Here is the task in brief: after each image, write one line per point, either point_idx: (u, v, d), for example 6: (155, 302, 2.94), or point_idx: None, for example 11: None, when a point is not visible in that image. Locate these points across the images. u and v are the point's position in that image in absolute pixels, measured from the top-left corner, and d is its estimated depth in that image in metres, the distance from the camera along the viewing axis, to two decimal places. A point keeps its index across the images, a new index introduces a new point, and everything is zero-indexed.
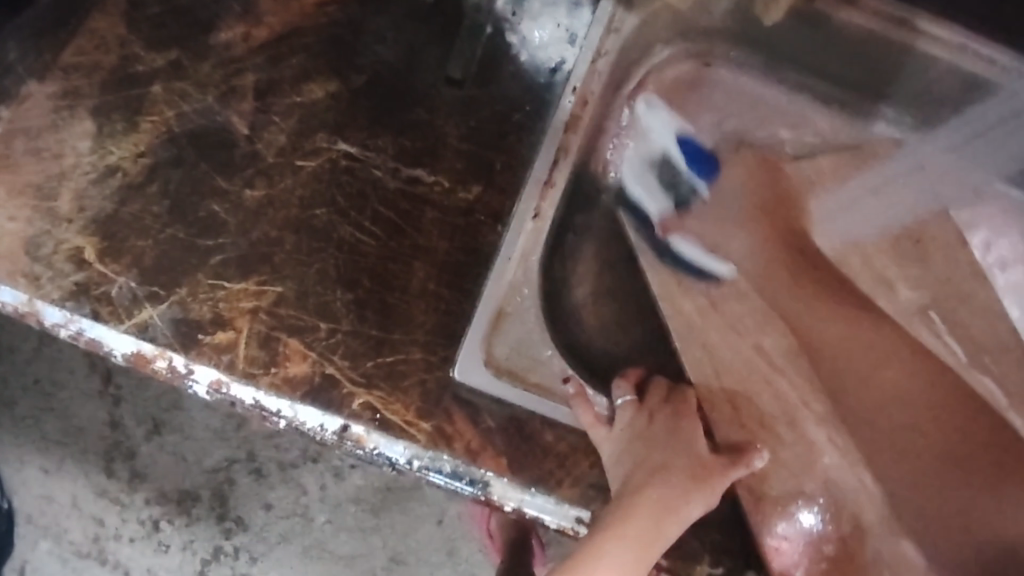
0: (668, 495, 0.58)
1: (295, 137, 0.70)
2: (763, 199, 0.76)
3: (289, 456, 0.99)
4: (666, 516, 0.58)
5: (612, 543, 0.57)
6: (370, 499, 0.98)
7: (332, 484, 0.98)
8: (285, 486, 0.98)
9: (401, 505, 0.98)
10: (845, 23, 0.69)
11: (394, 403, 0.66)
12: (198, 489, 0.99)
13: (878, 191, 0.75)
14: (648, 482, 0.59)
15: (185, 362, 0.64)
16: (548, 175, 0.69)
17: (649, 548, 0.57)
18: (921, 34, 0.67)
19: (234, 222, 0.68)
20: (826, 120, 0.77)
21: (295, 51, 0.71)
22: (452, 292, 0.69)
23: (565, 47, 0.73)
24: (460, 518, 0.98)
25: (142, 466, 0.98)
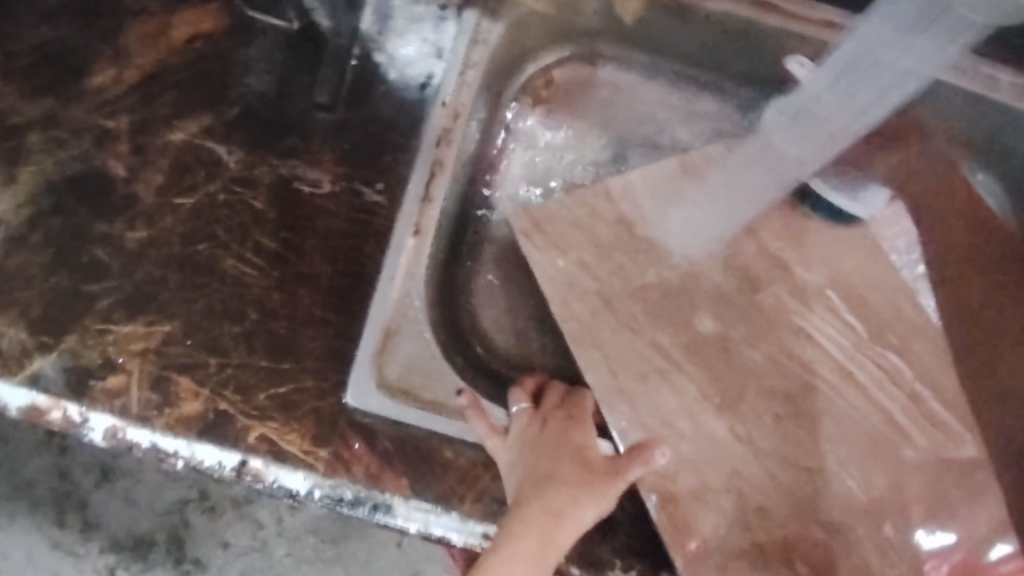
0: (558, 501, 0.56)
1: (172, 175, 0.70)
2: (656, 193, 0.73)
3: (241, 494, 1.09)
4: (555, 524, 0.56)
5: (504, 561, 0.54)
6: (329, 529, 1.09)
7: (288, 517, 1.09)
8: (242, 521, 1.09)
9: (361, 532, 1.09)
10: (715, 11, 0.72)
11: (290, 433, 0.63)
12: (154, 533, 1.08)
13: (755, 162, 0.76)
14: (535, 493, 0.57)
15: (80, 411, 0.63)
16: (424, 191, 0.69)
17: (543, 559, 0.55)
18: (772, 9, 0.72)
19: (118, 264, 0.67)
20: (706, 107, 0.82)
21: (166, 88, 0.72)
22: (339, 316, 0.68)
23: (433, 61, 0.72)
24: (423, 544, 1.09)
25: (94, 516, 1.07)
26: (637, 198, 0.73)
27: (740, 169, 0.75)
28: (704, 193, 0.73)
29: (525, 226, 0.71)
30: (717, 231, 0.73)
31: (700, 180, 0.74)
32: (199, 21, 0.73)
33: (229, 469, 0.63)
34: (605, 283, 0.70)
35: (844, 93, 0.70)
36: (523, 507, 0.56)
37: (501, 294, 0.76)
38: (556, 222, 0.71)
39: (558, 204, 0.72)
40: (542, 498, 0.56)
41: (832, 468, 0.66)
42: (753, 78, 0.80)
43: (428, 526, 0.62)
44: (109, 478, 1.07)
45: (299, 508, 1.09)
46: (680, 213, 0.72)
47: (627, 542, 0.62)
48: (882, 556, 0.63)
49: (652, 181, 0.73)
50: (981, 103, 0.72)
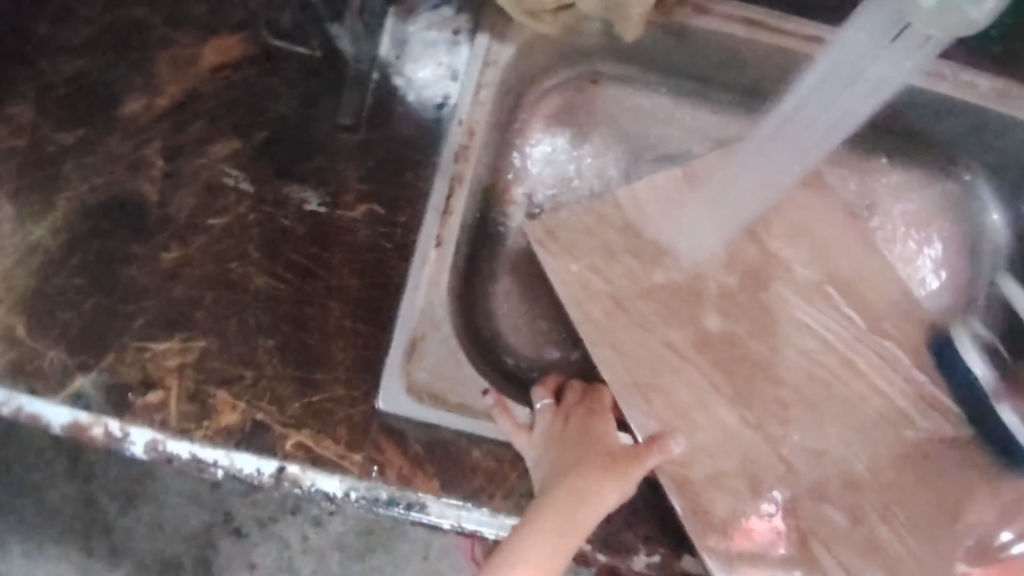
0: (584, 484, 0.60)
1: (204, 198, 0.73)
2: (664, 199, 0.76)
3: (266, 512, 1.11)
4: (583, 505, 0.59)
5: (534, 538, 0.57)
6: (354, 544, 1.11)
7: (313, 533, 1.11)
8: (267, 541, 1.11)
9: (387, 545, 1.12)
10: (701, 29, 0.77)
11: (324, 440, 0.67)
12: (180, 557, 1.10)
13: (739, 174, 0.77)
14: (562, 479, 0.60)
15: (121, 426, 0.65)
16: (444, 204, 0.72)
17: (571, 536, 0.57)
18: (761, 27, 0.76)
19: (155, 285, 0.71)
20: (705, 117, 0.87)
21: (198, 115, 0.75)
22: (368, 326, 0.71)
23: (448, 82, 0.76)
24: (447, 554, 1.12)
25: (120, 541, 1.09)
26: (643, 207, 0.76)
27: (732, 178, 0.77)
28: (712, 198, 0.76)
29: (539, 234, 0.75)
30: (724, 232, 0.76)
31: (700, 189, 0.77)
32: (225, 51, 0.77)
33: (268, 476, 0.65)
34: (619, 285, 0.74)
35: (832, 97, 0.69)
36: (551, 492, 0.59)
37: (519, 300, 0.79)
38: (567, 229, 0.75)
39: (568, 213, 0.76)
40: (569, 483, 0.60)
41: (839, 452, 0.69)
42: (757, 91, 0.84)
43: (460, 522, 0.65)
44: (134, 503, 1.09)
45: (325, 525, 1.11)
46: (687, 217, 0.76)
47: (651, 529, 0.64)
48: (891, 529, 0.65)
49: (657, 189, 0.77)
50: (958, 103, 0.77)
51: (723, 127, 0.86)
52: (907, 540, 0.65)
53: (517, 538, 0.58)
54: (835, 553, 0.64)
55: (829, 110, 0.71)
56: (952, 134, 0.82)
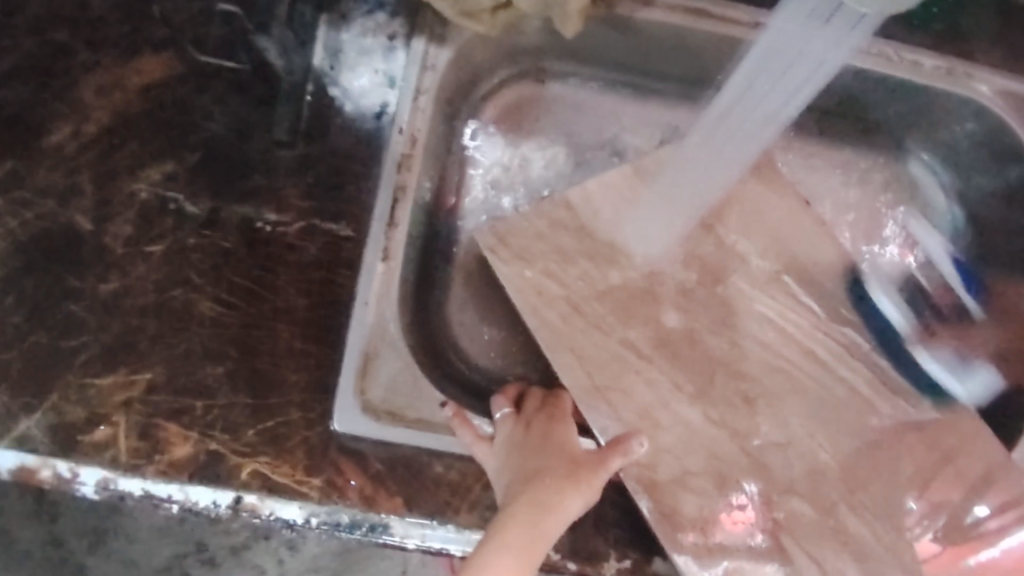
0: (547, 493, 0.58)
1: (140, 225, 0.70)
2: (614, 198, 0.74)
3: (237, 541, 1.09)
4: (546, 514, 0.57)
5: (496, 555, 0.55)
6: (331, 564, 1.11)
7: (288, 557, 1.10)
8: (242, 570, 1.09)
9: (362, 563, 1.12)
10: (647, 21, 0.76)
11: (282, 466, 0.65)
12: None
13: (687, 166, 0.76)
14: (524, 488, 0.59)
15: (69, 467, 0.64)
16: (390, 216, 0.72)
17: (534, 551, 0.56)
18: (704, 15, 0.75)
19: (94, 318, 0.67)
20: (644, 111, 0.86)
21: (126, 139, 0.71)
22: (320, 346, 0.69)
23: (386, 90, 0.74)
24: (426, 568, 1.11)
25: None
26: (595, 204, 0.74)
27: (681, 169, 0.76)
28: (663, 193, 0.75)
29: (489, 242, 0.73)
30: (677, 227, 0.74)
31: (649, 186, 0.75)
32: (152, 71, 0.73)
33: (225, 507, 0.64)
34: (574, 288, 0.72)
35: (774, 79, 0.69)
36: (513, 502, 0.58)
37: (472, 308, 0.79)
38: (519, 235, 0.73)
39: (519, 216, 0.74)
40: (533, 493, 0.58)
41: (804, 442, 0.69)
42: (701, 81, 0.83)
43: (425, 540, 0.65)
44: (103, 540, 1.06)
45: (298, 548, 1.10)
46: (640, 213, 0.74)
47: (620, 534, 0.64)
48: (860, 520, 0.66)
49: (609, 188, 0.75)
50: (892, 82, 0.79)
51: (663, 121, 0.86)
52: (871, 526, 0.66)
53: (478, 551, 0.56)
54: (804, 546, 0.65)
55: (772, 95, 0.70)
56: (887, 105, 0.83)
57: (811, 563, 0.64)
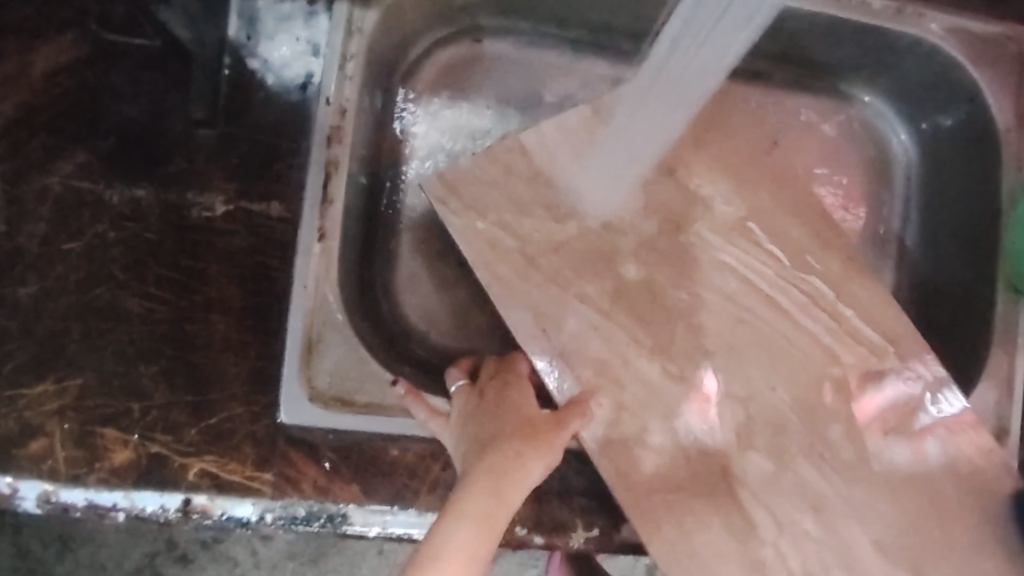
0: (504, 460, 0.56)
1: (56, 222, 0.65)
2: (572, 141, 0.71)
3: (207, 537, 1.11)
4: (506, 481, 0.54)
5: (456, 523, 0.51)
6: (304, 552, 1.14)
7: (262, 548, 1.12)
8: (216, 563, 1.12)
9: (335, 548, 1.14)
10: None
11: (229, 463, 0.63)
12: None
13: (631, 122, 0.73)
14: (481, 457, 0.56)
15: (7, 482, 0.61)
16: (323, 194, 0.68)
17: (492, 520, 0.52)
18: None
19: (16, 325, 0.64)
20: (588, 64, 0.83)
21: (32, 130, 0.66)
22: (258, 336, 0.65)
23: (310, 59, 0.69)
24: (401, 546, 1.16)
25: None
26: (552, 148, 0.71)
27: (629, 122, 0.73)
28: (617, 140, 0.71)
29: (440, 192, 0.70)
30: (626, 178, 0.71)
31: (601, 136, 0.72)
32: (55, 54, 0.67)
33: (174, 511, 0.62)
34: (525, 246, 0.69)
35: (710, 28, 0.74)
36: (470, 474, 0.55)
37: (423, 283, 0.76)
38: (471, 183, 0.70)
39: (470, 163, 0.71)
40: (491, 460, 0.56)
41: (767, 393, 0.67)
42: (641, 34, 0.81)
43: (386, 527, 0.63)
44: (70, 547, 1.07)
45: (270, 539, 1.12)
46: (597, 159, 0.71)
47: (585, 504, 0.65)
48: (817, 470, 0.65)
49: (565, 132, 0.71)
50: (840, 22, 0.76)
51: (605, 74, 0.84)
52: (828, 478, 0.65)
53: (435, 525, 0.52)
54: (761, 500, 0.64)
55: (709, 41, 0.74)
56: (834, 47, 0.81)
57: (768, 517, 0.63)
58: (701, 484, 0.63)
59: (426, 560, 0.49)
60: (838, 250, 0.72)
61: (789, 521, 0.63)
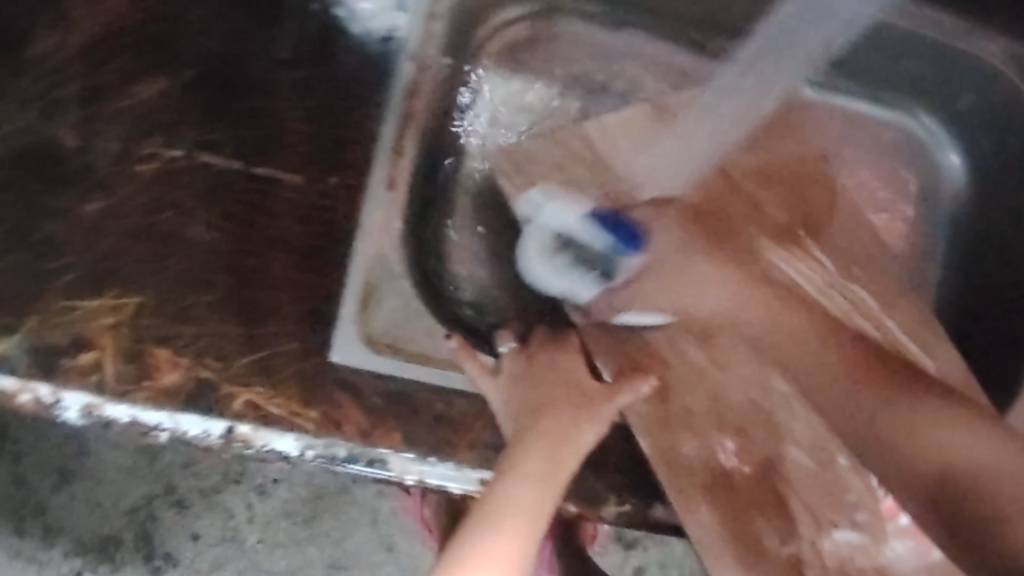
0: (562, 428, 0.59)
1: (127, 142, 0.66)
2: (632, 134, 0.75)
3: (209, 483, 1.09)
4: (564, 447, 0.58)
5: (518, 484, 0.55)
6: (300, 512, 1.11)
7: (257, 502, 1.10)
8: (210, 513, 1.09)
9: (334, 511, 1.12)
10: None
11: (276, 397, 0.62)
12: (119, 532, 1.07)
13: (704, 122, 0.78)
14: (539, 422, 0.59)
15: (50, 391, 0.58)
16: (395, 142, 0.70)
17: (552, 482, 0.56)
18: None
19: (76, 239, 0.64)
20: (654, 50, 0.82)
21: (114, 52, 0.67)
22: (316, 276, 0.67)
23: (395, 14, 0.72)
24: (398, 517, 1.14)
25: (54, 521, 1.04)
26: (613, 137, 0.75)
27: (700, 125, 0.77)
28: (687, 134, 0.76)
29: (505, 166, 0.75)
30: (688, 170, 0.75)
31: (669, 133, 0.76)
32: None
33: (217, 437, 0.60)
34: (574, 220, 0.72)
35: (799, 37, 0.80)
36: (529, 436, 0.58)
37: (473, 246, 0.76)
38: (533, 161, 0.74)
39: (535, 144, 0.75)
40: (548, 425, 0.59)
41: None
42: (716, 31, 0.81)
43: (424, 477, 0.63)
44: (67, 480, 1.05)
45: (269, 492, 1.10)
46: (659, 158, 0.75)
47: (618, 478, 0.65)
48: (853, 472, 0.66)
49: (628, 124, 0.76)
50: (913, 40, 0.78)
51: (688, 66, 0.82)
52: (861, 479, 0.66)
53: (496, 483, 0.55)
54: (796, 492, 0.65)
55: (799, 53, 0.81)
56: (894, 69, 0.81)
57: (802, 511, 0.65)
58: (735, 468, 0.65)
59: (491, 513, 0.53)
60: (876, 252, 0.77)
61: (819, 516, 0.65)
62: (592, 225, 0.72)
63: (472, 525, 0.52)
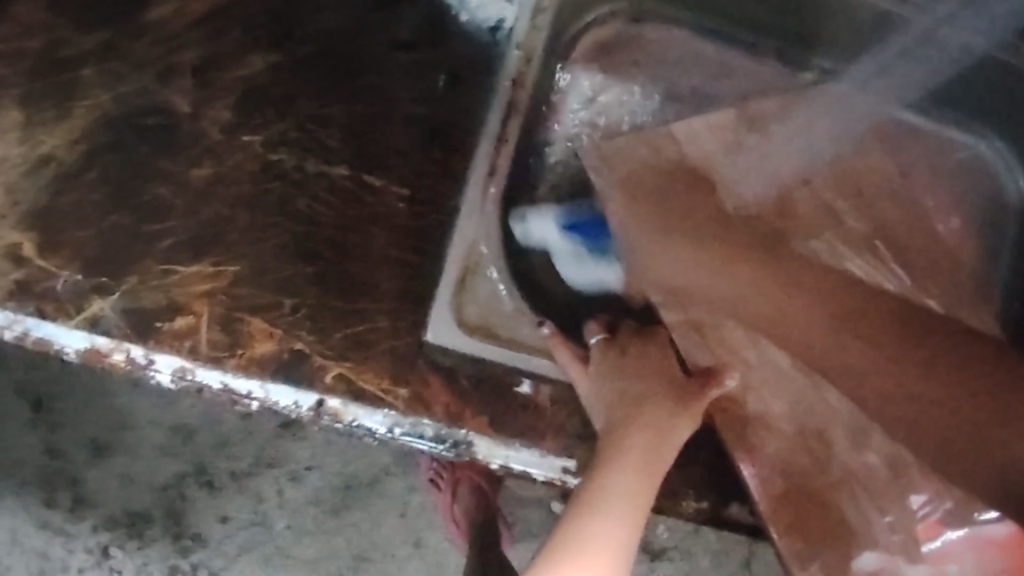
0: (659, 420, 0.60)
1: (241, 112, 0.68)
2: (720, 137, 0.77)
3: (243, 465, 1.11)
4: (661, 440, 0.59)
5: (619, 476, 0.55)
6: (330, 500, 1.12)
7: (289, 488, 1.11)
8: (241, 495, 1.11)
9: (363, 502, 1.13)
10: None
11: (366, 373, 0.63)
12: (150, 509, 1.10)
13: (809, 124, 0.78)
14: (635, 414, 0.60)
15: (144, 353, 0.61)
16: (501, 130, 0.71)
17: (652, 472, 0.57)
18: None
19: (183, 204, 0.65)
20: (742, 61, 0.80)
21: (231, 23, 0.69)
22: (417, 256, 0.68)
23: (504, 4, 0.74)
24: (427, 514, 1.13)
25: (85, 491, 1.09)
26: (699, 139, 0.76)
27: (802, 127, 0.78)
28: (777, 137, 0.78)
29: (593, 161, 0.74)
30: (779, 176, 0.77)
31: (762, 132, 0.78)
32: None
33: (306, 410, 0.62)
34: (654, 215, 0.72)
35: (910, 66, 0.78)
36: (627, 428, 0.59)
37: None
38: (622, 157, 0.74)
39: (625, 141, 0.75)
40: (646, 417, 0.60)
41: None
42: (815, 42, 0.80)
43: (508, 462, 0.63)
44: (103, 452, 1.09)
45: (301, 479, 1.12)
46: (748, 156, 0.76)
47: (701, 476, 0.66)
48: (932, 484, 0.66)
49: (714, 129, 0.77)
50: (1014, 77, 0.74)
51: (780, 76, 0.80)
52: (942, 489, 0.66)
53: (597, 471, 0.56)
54: (875, 499, 0.65)
55: (911, 76, 0.79)
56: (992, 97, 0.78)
57: (882, 521, 0.64)
58: (814, 469, 0.65)
59: (597, 503, 0.53)
60: (947, 270, 0.78)
61: (902, 522, 0.65)
62: (569, 231, 0.72)
63: (573, 516, 0.52)
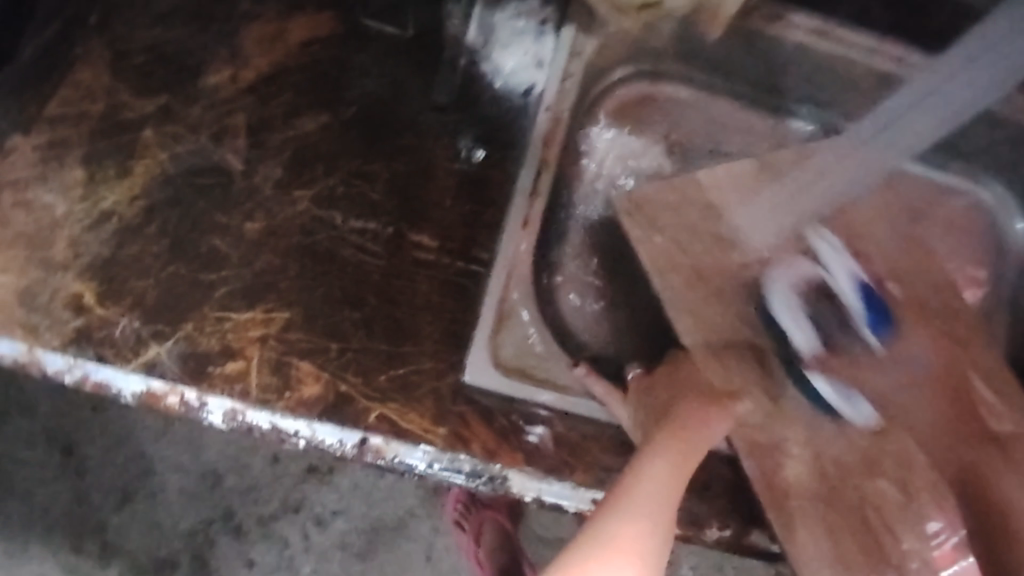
0: (686, 430, 0.63)
1: (292, 170, 0.73)
2: (741, 186, 0.81)
3: (267, 511, 1.13)
4: (689, 445, 0.62)
5: (648, 472, 0.58)
6: (355, 545, 1.14)
7: (315, 533, 1.14)
8: (267, 541, 1.13)
9: (388, 544, 1.14)
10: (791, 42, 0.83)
11: (410, 413, 0.66)
12: (176, 554, 1.12)
13: (819, 176, 0.83)
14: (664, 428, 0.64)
15: (196, 395, 0.64)
16: (533, 185, 0.76)
17: (681, 473, 0.59)
18: (790, 27, 0.82)
19: (237, 254, 0.70)
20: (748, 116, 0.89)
21: (283, 88, 0.76)
22: (455, 301, 0.72)
23: (535, 71, 0.80)
24: (451, 555, 1.15)
25: (114, 536, 1.11)
26: (723, 186, 0.81)
27: (807, 181, 0.83)
28: (784, 188, 0.82)
29: (626, 205, 0.79)
30: (790, 225, 0.81)
31: (768, 188, 0.82)
32: (314, 27, 0.78)
33: (350, 447, 0.65)
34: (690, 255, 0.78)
35: None
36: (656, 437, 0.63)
37: (582, 286, 0.82)
38: (652, 204, 0.79)
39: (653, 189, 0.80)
40: (673, 427, 0.63)
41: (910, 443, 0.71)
42: (821, 101, 0.88)
43: (542, 495, 0.66)
44: (130, 499, 1.12)
45: (325, 524, 1.14)
46: (758, 207, 0.81)
47: (725, 505, 0.69)
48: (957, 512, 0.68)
49: (735, 177, 0.82)
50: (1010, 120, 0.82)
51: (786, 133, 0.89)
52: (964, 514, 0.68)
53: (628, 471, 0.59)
54: None
55: None
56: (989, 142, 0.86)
57: None
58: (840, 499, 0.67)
59: (627, 494, 0.56)
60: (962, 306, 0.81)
61: None
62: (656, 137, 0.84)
63: (607, 508, 0.55)
